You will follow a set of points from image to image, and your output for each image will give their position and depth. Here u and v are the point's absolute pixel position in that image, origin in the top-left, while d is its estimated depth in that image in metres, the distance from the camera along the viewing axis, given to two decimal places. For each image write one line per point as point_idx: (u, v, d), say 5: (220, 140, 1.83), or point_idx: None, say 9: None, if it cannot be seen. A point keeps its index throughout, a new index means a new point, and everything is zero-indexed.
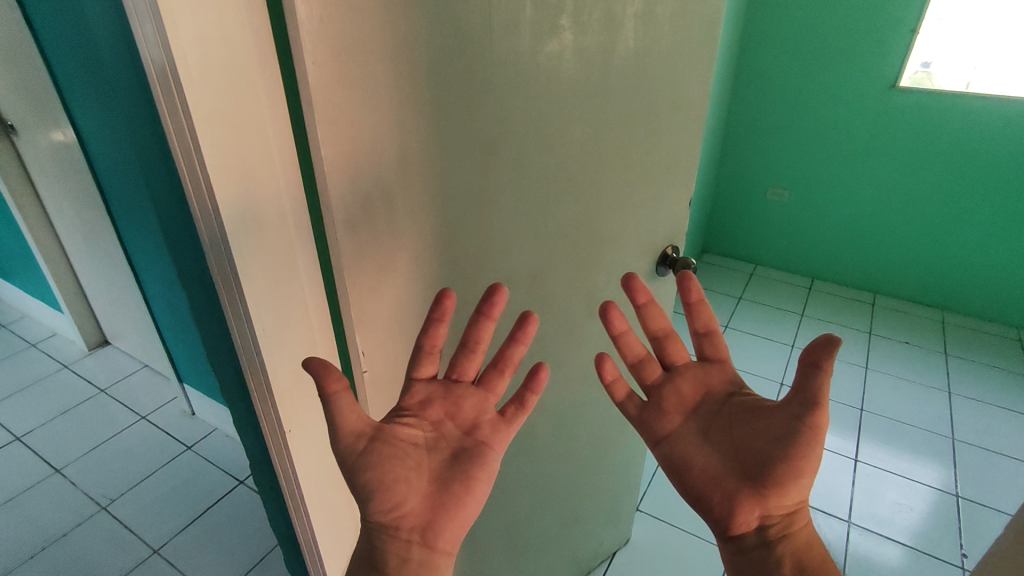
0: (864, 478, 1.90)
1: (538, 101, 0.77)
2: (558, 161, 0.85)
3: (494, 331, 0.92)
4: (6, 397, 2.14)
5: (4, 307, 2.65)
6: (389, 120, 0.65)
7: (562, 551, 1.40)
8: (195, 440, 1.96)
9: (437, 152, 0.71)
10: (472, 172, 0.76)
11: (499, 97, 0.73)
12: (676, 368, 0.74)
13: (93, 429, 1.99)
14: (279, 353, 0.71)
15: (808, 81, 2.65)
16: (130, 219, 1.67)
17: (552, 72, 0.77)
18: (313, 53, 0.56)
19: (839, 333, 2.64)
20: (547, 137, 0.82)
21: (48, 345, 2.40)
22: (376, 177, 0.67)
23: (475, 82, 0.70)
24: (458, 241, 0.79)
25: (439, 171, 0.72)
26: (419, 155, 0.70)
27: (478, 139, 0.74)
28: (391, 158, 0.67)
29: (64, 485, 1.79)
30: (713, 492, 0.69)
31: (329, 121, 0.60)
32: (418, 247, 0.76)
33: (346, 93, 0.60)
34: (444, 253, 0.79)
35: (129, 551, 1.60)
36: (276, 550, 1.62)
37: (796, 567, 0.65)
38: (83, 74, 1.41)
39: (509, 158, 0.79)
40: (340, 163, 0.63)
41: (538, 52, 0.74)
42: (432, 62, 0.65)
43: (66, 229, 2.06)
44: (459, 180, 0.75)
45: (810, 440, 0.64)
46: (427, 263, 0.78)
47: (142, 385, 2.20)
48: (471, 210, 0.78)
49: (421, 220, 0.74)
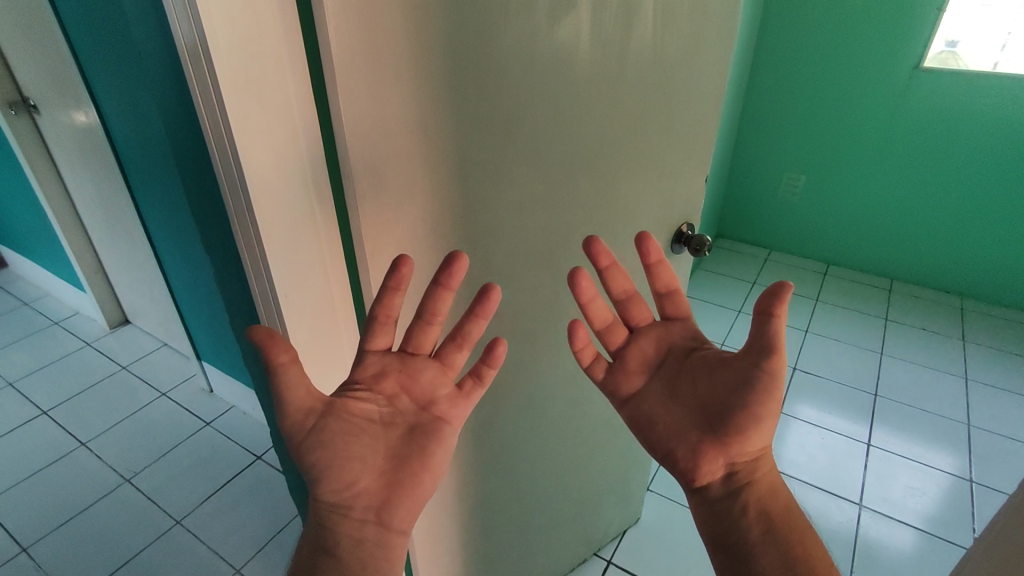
0: (876, 462, 1.90)
1: (557, 75, 0.78)
2: (576, 137, 0.85)
3: (511, 307, 0.94)
4: (32, 372, 2.19)
5: (27, 285, 2.71)
6: (411, 93, 0.66)
7: (573, 527, 1.43)
8: (214, 416, 2.00)
9: (457, 126, 0.72)
10: (491, 147, 0.76)
11: (519, 72, 0.74)
12: (640, 329, 0.75)
13: (116, 405, 2.05)
14: (302, 324, 0.73)
15: (828, 62, 2.61)
16: (152, 197, 1.69)
17: (571, 47, 0.77)
18: (337, 25, 0.57)
19: (854, 318, 2.63)
20: (566, 112, 0.82)
21: (71, 323, 2.46)
22: (397, 150, 0.68)
23: (495, 56, 0.70)
24: (477, 216, 0.80)
25: (459, 145, 0.73)
26: (438, 128, 0.70)
27: (498, 113, 0.75)
28: (412, 131, 0.68)
29: (89, 459, 1.85)
30: (677, 446, 0.70)
31: (352, 94, 0.61)
32: (438, 222, 0.77)
33: (369, 65, 0.61)
34: (463, 228, 0.80)
35: (152, 522, 1.65)
36: (294, 524, 1.65)
37: (761, 513, 0.66)
38: (104, 53, 1.43)
39: (527, 133, 0.79)
40: (360, 134, 0.64)
41: (558, 26, 0.74)
42: (453, 34, 0.65)
43: (87, 208, 2.09)
44: (478, 155, 0.75)
45: (767, 385, 0.65)
46: (446, 238, 0.79)
47: (162, 363, 2.24)
48: (487, 185, 0.79)
49: (441, 194, 0.75)
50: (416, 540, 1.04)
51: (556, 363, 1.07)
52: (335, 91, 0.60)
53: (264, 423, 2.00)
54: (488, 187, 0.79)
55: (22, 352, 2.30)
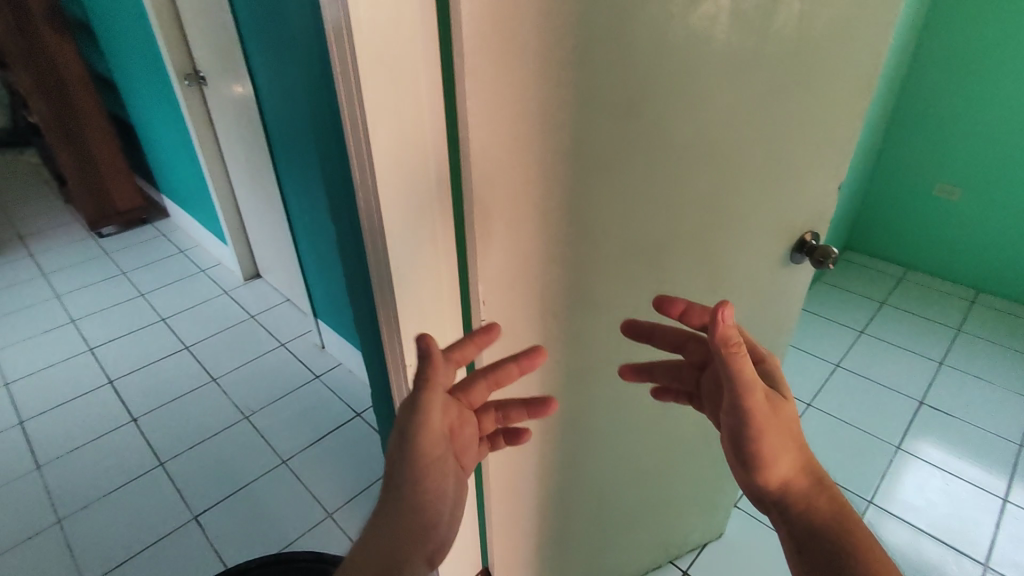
0: (1012, 521, 1.67)
1: (684, 66, 0.75)
2: (698, 131, 0.81)
3: (614, 300, 0.92)
4: (179, 311, 2.50)
5: (182, 235, 3.08)
6: (532, 77, 0.66)
7: (651, 531, 1.40)
8: (323, 371, 2.17)
9: (576, 113, 0.71)
10: (608, 135, 0.75)
11: (645, 61, 0.72)
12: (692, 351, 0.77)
13: (243, 349, 2.28)
14: (409, 293, 0.77)
15: (1005, 62, 2.29)
16: (290, 163, 1.85)
17: (703, 35, 0.73)
18: (470, 8, 0.59)
19: (1004, 356, 2.31)
20: (689, 104, 0.78)
21: (213, 272, 2.76)
22: (515, 133, 0.69)
23: (621, 43, 0.69)
24: (586, 205, 0.80)
25: (576, 132, 0.73)
26: (558, 111, 0.70)
27: (618, 102, 0.73)
28: (531, 115, 0.69)
29: (217, 393, 2.08)
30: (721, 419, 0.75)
31: (476, 76, 0.63)
32: (547, 208, 0.77)
33: (494, 49, 0.62)
34: (571, 216, 0.80)
35: (264, 458, 1.83)
36: (383, 481, 1.76)
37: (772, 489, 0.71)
38: (263, 30, 1.57)
39: (646, 124, 0.77)
40: (480, 113, 0.65)
41: (692, 14, 0.71)
42: (582, 19, 0.65)
43: (236, 171, 2.33)
44: (593, 143, 0.75)
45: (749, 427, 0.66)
46: (554, 225, 0.79)
47: (284, 316, 2.46)
48: (600, 172, 0.78)
49: (552, 180, 0.75)
50: (494, 515, 1.07)
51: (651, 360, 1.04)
52: (462, 72, 0.62)
53: (365, 382, 2.13)
54: (601, 174, 0.78)
55: (174, 293, 2.62)
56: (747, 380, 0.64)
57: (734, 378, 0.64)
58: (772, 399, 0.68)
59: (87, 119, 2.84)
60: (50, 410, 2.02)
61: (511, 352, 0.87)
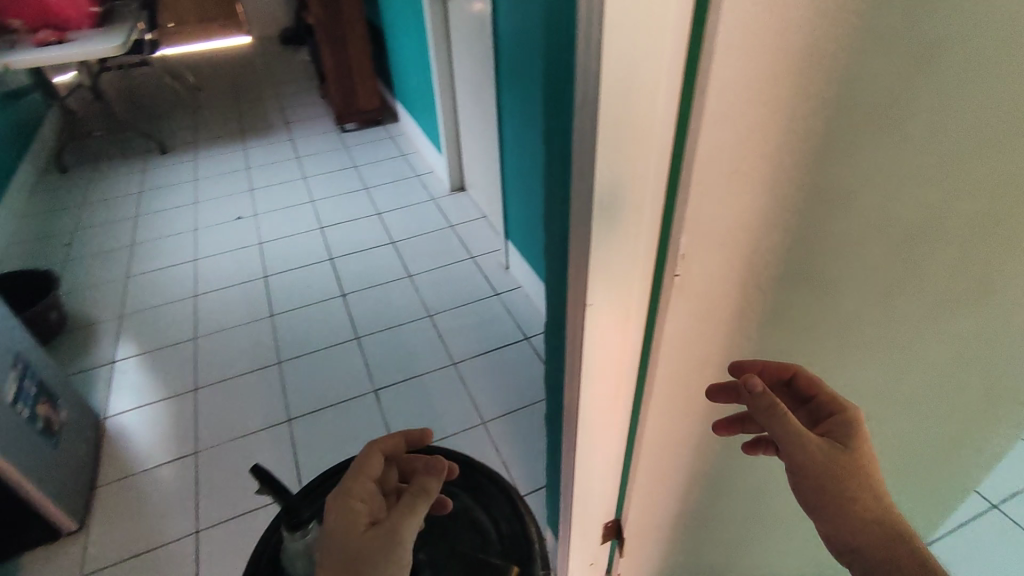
0: None
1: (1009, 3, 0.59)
2: (999, 92, 0.65)
3: (833, 288, 0.79)
4: (393, 209, 2.78)
5: (406, 140, 3.36)
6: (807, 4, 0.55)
7: (809, 539, 1.27)
8: (503, 289, 2.27)
9: (851, 55, 0.58)
10: (885, 88, 0.61)
11: None
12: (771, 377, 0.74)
13: (439, 254, 2.48)
14: (605, 235, 0.72)
15: None
16: (511, 83, 1.87)
17: None
18: None
19: None
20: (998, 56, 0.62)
21: (426, 178, 3.00)
22: (769, 71, 0.59)
23: None
24: (832, 171, 0.67)
25: (844, 80, 0.60)
26: (830, 45, 0.58)
27: (910, 46, 0.59)
28: (794, 52, 0.58)
29: (410, 289, 2.30)
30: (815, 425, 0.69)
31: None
32: (782, 168, 0.66)
33: None
34: (808, 182, 0.68)
35: (438, 356, 2.00)
36: (536, 405, 1.82)
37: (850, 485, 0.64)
38: None
39: (937, 78, 0.62)
40: (738, 38, 0.56)
41: None
42: None
43: (461, 86, 2.44)
44: (863, 96, 0.61)
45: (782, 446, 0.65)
46: (784, 189, 0.68)
47: (477, 231, 2.60)
48: (863, 129, 0.64)
49: (798, 136, 0.64)
50: (639, 475, 1.03)
51: (863, 362, 0.89)
52: None
53: (538, 309, 2.19)
54: (864, 131, 0.64)
55: (391, 192, 2.91)
56: (793, 427, 0.64)
57: (776, 423, 0.64)
58: (837, 452, 0.64)
59: (348, 22, 3.16)
60: (286, 272, 2.42)
61: (698, 320, 0.80)
